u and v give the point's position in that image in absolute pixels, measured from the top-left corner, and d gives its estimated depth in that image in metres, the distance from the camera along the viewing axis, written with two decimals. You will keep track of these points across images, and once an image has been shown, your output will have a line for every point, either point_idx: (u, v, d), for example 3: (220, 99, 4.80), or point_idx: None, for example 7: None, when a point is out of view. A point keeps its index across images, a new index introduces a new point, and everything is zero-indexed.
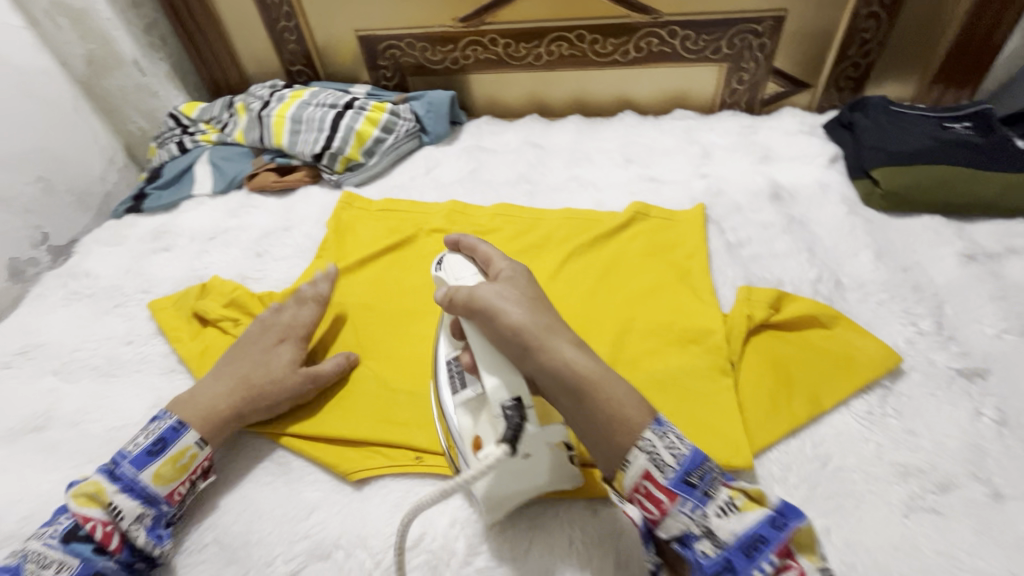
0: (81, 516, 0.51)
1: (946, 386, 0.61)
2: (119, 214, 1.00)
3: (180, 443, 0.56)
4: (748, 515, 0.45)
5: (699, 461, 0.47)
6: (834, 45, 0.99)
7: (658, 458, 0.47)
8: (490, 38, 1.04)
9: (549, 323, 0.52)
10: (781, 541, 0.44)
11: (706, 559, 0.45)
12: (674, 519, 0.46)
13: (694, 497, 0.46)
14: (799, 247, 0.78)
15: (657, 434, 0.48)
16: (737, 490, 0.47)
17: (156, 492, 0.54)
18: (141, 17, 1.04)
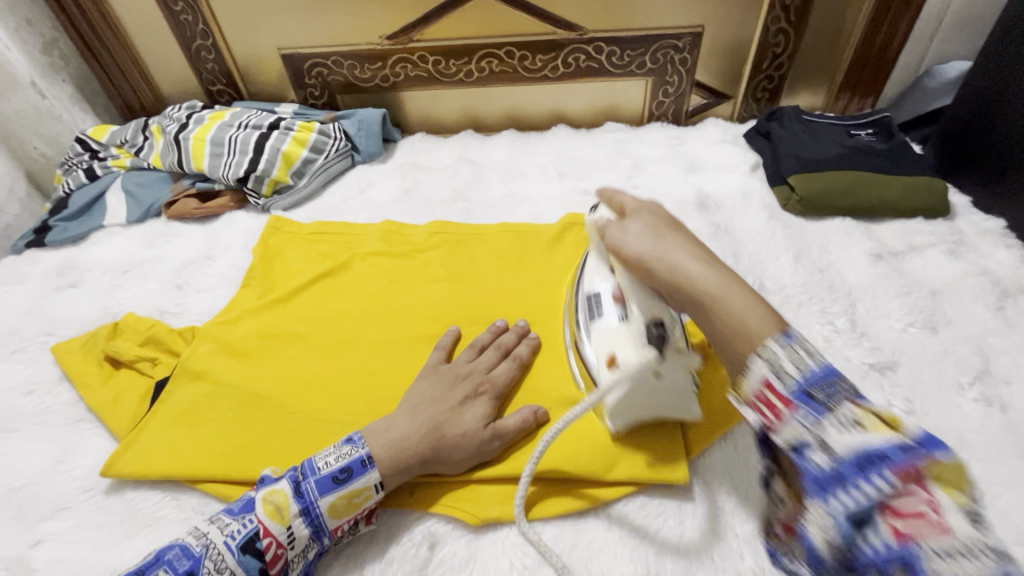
0: (263, 525, 0.49)
1: (860, 381, 0.65)
2: (18, 248, 0.92)
3: (363, 480, 0.52)
4: (875, 436, 0.38)
5: (830, 377, 0.41)
6: (749, 58, 1.04)
7: (778, 368, 0.42)
8: (419, 55, 1.03)
9: (673, 243, 0.51)
10: (910, 464, 0.36)
11: (818, 470, 0.39)
12: (788, 427, 0.41)
13: (811, 408, 0.40)
14: (725, 253, 0.81)
15: (779, 345, 0.43)
16: (868, 410, 0.39)
17: (326, 526, 0.51)
18: (38, 35, 0.97)
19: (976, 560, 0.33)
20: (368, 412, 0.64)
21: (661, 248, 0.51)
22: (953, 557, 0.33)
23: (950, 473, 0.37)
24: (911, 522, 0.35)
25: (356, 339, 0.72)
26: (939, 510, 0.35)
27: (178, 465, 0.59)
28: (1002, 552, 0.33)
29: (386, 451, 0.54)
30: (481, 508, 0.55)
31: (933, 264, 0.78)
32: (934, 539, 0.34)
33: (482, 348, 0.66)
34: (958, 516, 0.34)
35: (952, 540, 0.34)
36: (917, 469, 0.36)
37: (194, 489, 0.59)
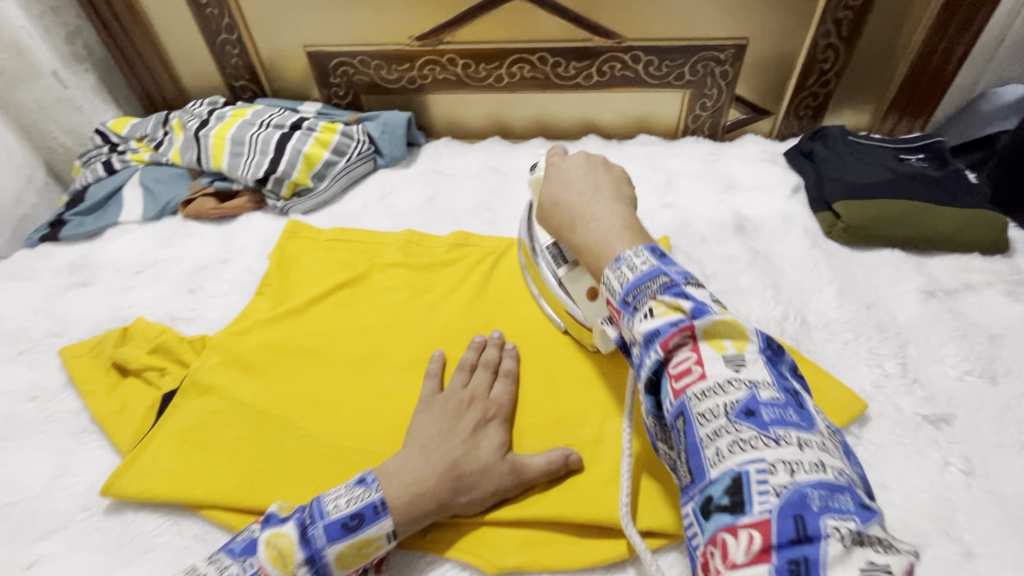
0: (263, 570, 0.45)
1: (912, 433, 0.60)
2: (33, 242, 0.90)
3: (374, 529, 0.48)
4: (662, 321, 0.41)
5: (645, 281, 0.44)
6: (794, 74, 0.99)
7: (609, 287, 0.47)
8: (448, 58, 0.99)
9: (599, 188, 0.57)
10: (676, 335, 0.40)
11: (637, 360, 0.43)
12: (623, 330, 0.45)
13: (628, 313, 0.44)
14: (764, 282, 0.76)
15: (610, 270, 0.47)
16: (660, 300, 0.42)
17: (331, 574, 0.48)
18: (62, 24, 0.95)
19: (723, 392, 0.38)
20: (378, 437, 0.61)
21: (590, 200, 0.55)
22: (705, 396, 0.38)
23: (729, 330, 0.40)
24: (683, 379, 0.39)
25: (370, 359, 0.68)
26: (702, 363, 0.39)
27: (178, 489, 0.56)
28: (754, 381, 0.38)
29: (399, 493, 0.50)
30: (504, 557, 0.52)
31: (991, 306, 0.73)
32: (693, 386, 0.39)
33: (472, 368, 0.63)
34: (717, 365, 0.39)
35: (707, 384, 0.38)
36: (687, 334, 0.40)
37: (197, 515, 0.56)
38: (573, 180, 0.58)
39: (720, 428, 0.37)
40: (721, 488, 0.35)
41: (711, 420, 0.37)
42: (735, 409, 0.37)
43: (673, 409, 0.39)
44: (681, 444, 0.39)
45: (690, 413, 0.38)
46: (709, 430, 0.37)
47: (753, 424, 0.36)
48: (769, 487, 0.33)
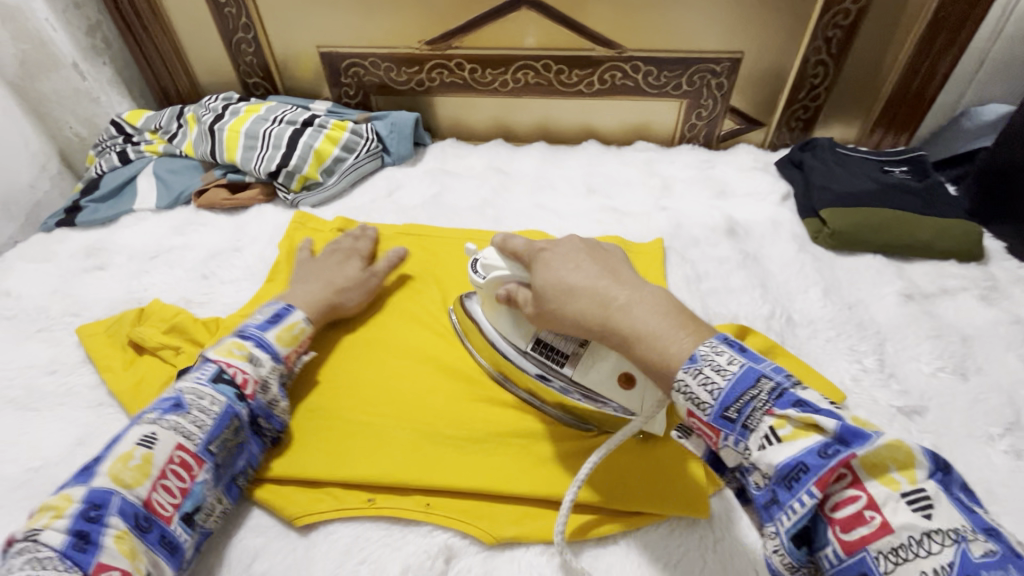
0: (223, 363, 0.58)
1: (888, 423, 0.64)
2: (48, 227, 0.92)
3: (292, 318, 0.66)
4: (797, 445, 0.37)
5: (745, 388, 0.39)
6: (786, 87, 1.04)
7: (693, 397, 0.41)
8: (456, 63, 1.04)
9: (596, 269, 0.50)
10: (833, 472, 0.35)
11: (761, 491, 0.39)
12: (725, 451, 0.41)
13: (735, 431, 0.40)
14: (753, 282, 0.80)
15: (688, 373, 0.41)
16: (783, 418, 0.38)
17: (278, 352, 0.62)
18: (84, 18, 0.98)
19: (921, 547, 0.33)
20: (380, 412, 0.65)
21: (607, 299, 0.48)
22: (899, 555, 0.33)
23: (893, 456, 0.36)
24: (855, 531, 0.35)
25: (379, 342, 0.72)
26: (880, 509, 0.35)
27: None
28: (955, 529, 0.33)
29: None
30: (500, 529, 0.55)
31: (965, 308, 0.77)
32: (879, 541, 0.34)
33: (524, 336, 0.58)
34: (898, 509, 0.34)
35: (896, 538, 0.34)
36: (845, 466, 0.36)
37: None
38: (581, 267, 0.51)
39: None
40: None
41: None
42: (947, 572, 0.32)
43: (842, 564, 0.35)
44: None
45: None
46: None
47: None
48: None
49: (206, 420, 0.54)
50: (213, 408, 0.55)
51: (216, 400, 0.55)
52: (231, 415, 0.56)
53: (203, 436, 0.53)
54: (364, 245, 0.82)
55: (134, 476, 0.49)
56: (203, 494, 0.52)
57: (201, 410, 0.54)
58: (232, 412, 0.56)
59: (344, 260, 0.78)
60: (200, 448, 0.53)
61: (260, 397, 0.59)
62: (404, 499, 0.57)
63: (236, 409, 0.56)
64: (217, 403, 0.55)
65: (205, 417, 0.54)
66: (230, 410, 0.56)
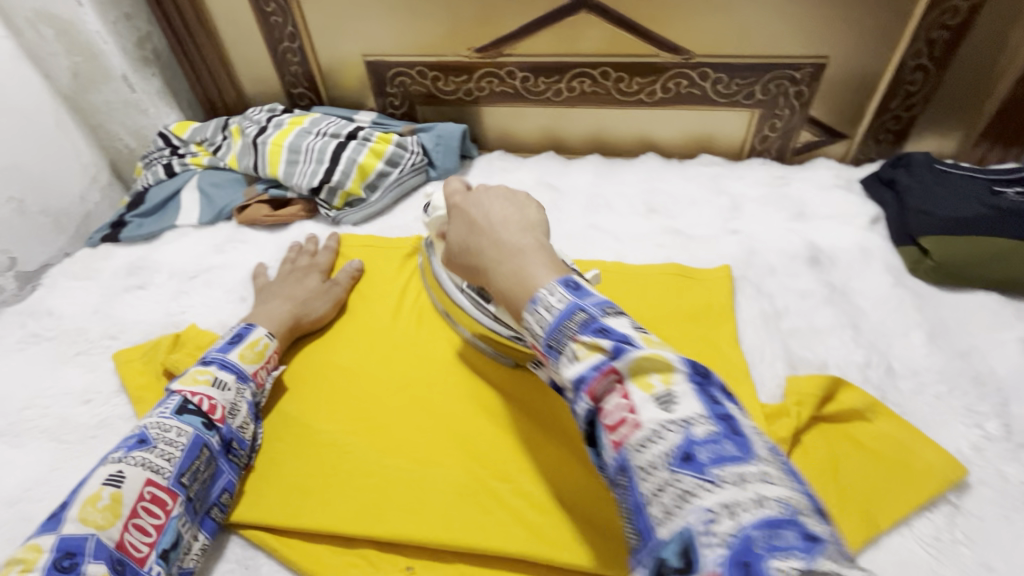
0: (186, 393, 0.55)
1: (1023, 507, 0.53)
2: (94, 241, 0.91)
3: (253, 335, 0.63)
4: (585, 363, 0.38)
5: (564, 319, 0.40)
6: (876, 95, 0.92)
7: (529, 332, 0.43)
8: (507, 71, 0.97)
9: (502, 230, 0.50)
10: (598, 379, 0.37)
11: (571, 401, 0.40)
12: (549, 372, 0.42)
13: (552, 356, 0.41)
14: (843, 322, 0.70)
15: (529, 314, 0.43)
16: (580, 342, 0.39)
17: (244, 371, 0.60)
18: (134, 30, 0.97)
19: (660, 437, 0.34)
20: (421, 459, 0.59)
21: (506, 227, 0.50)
22: (644, 447, 0.34)
23: (654, 364, 0.37)
24: (620, 431, 0.36)
25: (420, 377, 0.66)
26: (634, 409, 0.36)
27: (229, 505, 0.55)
28: (688, 418, 0.34)
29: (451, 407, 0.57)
30: None
31: None
32: (631, 437, 0.35)
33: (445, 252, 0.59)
34: (648, 407, 0.35)
35: (643, 432, 0.35)
36: (614, 373, 0.37)
37: (241, 538, 0.55)
38: (488, 216, 0.52)
39: (663, 481, 0.33)
40: (673, 550, 0.31)
41: (651, 474, 0.33)
42: (672, 454, 0.33)
43: (617, 465, 0.36)
44: (630, 504, 0.35)
45: (631, 467, 0.35)
46: (651, 484, 0.33)
47: (693, 470, 0.32)
48: (715, 538, 0.29)
49: (174, 453, 0.50)
50: (181, 439, 0.51)
51: (183, 431, 0.52)
52: (201, 444, 0.52)
53: (173, 469, 0.50)
54: (324, 258, 0.79)
55: (106, 517, 0.45)
56: (179, 530, 0.49)
57: (167, 443, 0.50)
58: (201, 442, 0.52)
59: (304, 273, 0.76)
60: (171, 481, 0.49)
61: (229, 421, 0.56)
62: (447, 570, 0.51)
63: (205, 437, 0.53)
64: (184, 433, 0.51)
65: (174, 449, 0.50)
66: (200, 440, 0.52)
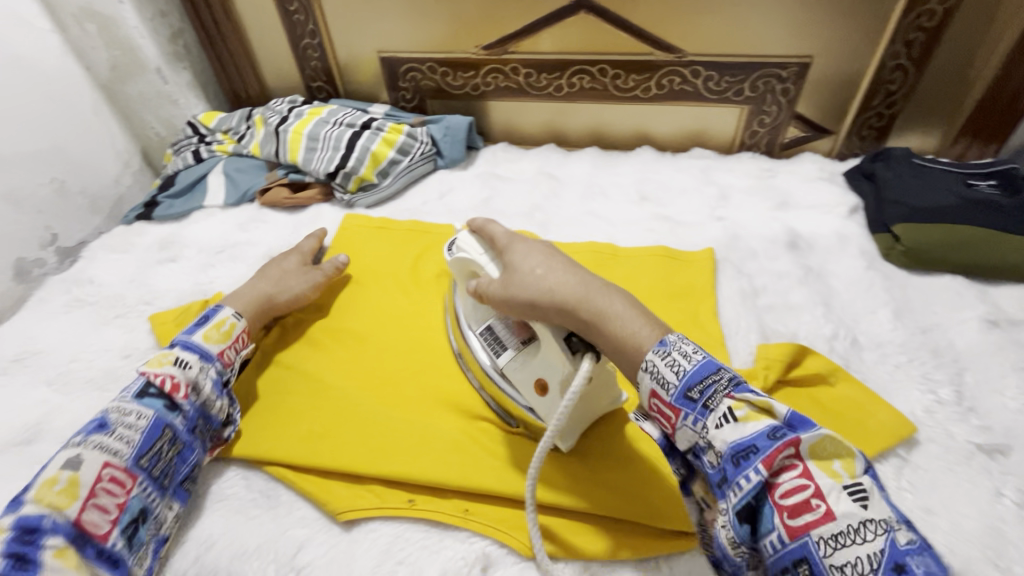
0: (151, 375, 0.59)
1: (965, 462, 0.59)
2: (128, 220, 0.99)
3: (220, 315, 0.67)
4: (750, 426, 0.43)
5: (706, 374, 0.46)
6: (859, 93, 0.98)
7: (659, 377, 0.47)
8: (512, 67, 1.04)
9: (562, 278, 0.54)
10: (775, 449, 0.42)
11: (714, 469, 0.44)
12: (681, 432, 0.47)
13: (696, 412, 0.45)
14: (815, 300, 0.76)
15: (656, 355, 0.48)
16: (741, 402, 0.44)
17: (208, 351, 0.63)
18: (168, 26, 1.05)
19: (857, 535, 0.39)
20: (422, 410, 0.66)
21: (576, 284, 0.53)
22: (839, 542, 0.39)
23: (836, 448, 0.42)
24: (802, 515, 0.40)
25: (424, 341, 0.73)
26: (810, 476, 0.41)
27: (254, 446, 0.63)
28: (888, 523, 0.39)
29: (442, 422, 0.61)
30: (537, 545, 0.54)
31: None
32: (814, 518, 0.39)
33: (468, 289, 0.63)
34: (839, 495, 0.40)
35: (836, 523, 0.39)
36: (793, 448, 0.42)
37: (264, 473, 0.62)
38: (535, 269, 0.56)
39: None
40: None
41: (852, 575, 0.38)
42: (882, 561, 0.38)
43: (784, 549, 0.40)
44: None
45: (813, 554, 0.39)
46: (849, 575, 0.38)
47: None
48: None
49: (133, 435, 0.54)
50: (141, 422, 0.55)
51: (142, 415, 0.56)
52: (162, 425, 0.56)
53: (132, 450, 0.54)
54: (309, 242, 0.84)
55: (65, 497, 0.49)
56: (146, 501, 0.54)
57: (127, 426, 0.55)
58: (162, 424, 0.56)
59: (283, 256, 0.81)
60: (131, 461, 0.53)
61: (195, 399, 0.60)
62: (444, 503, 0.58)
63: (168, 419, 0.57)
64: (144, 417, 0.56)
65: (133, 432, 0.54)
66: (160, 422, 0.56)
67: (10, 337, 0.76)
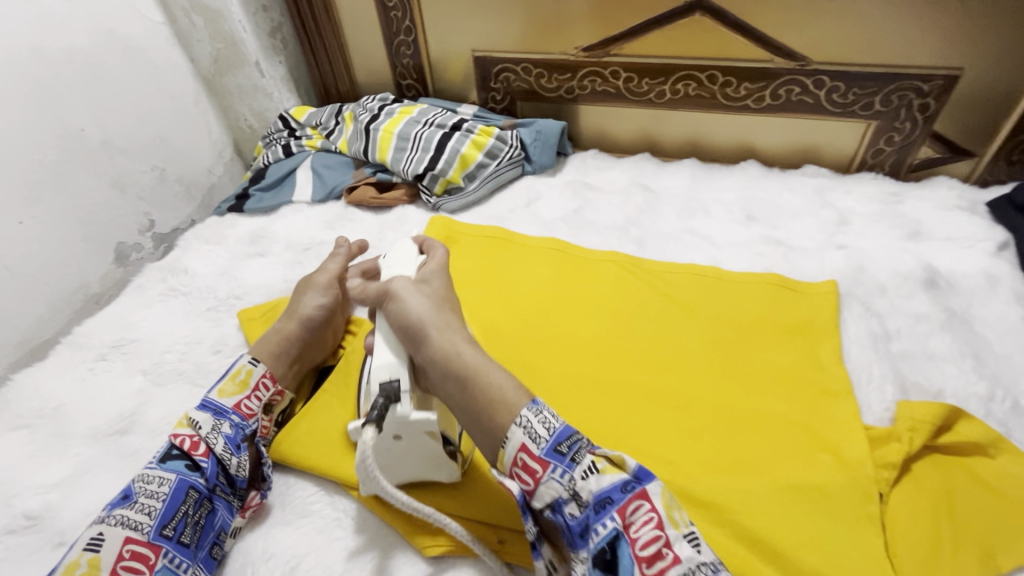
0: (170, 438, 0.56)
1: None
2: (221, 211, 1.01)
3: (235, 365, 0.63)
4: (608, 478, 0.44)
5: (573, 431, 0.47)
6: (1015, 112, 0.84)
7: (533, 432, 0.47)
8: (612, 70, 0.98)
9: (449, 321, 0.55)
10: (628, 499, 0.43)
11: (574, 521, 0.44)
12: (546, 487, 0.45)
13: (563, 465, 0.45)
14: (962, 351, 0.66)
15: (529, 411, 0.48)
16: (600, 454, 0.46)
17: (223, 405, 0.60)
18: (269, 20, 1.06)
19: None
20: None
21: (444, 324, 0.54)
22: None
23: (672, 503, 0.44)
24: (656, 565, 0.40)
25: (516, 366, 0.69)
26: (672, 544, 0.41)
27: (338, 461, 0.60)
28: (715, 563, 0.41)
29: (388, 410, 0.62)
30: None
31: None
32: (672, 570, 0.40)
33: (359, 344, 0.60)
34: (682, 543, 0.41)
35: (683, 567, 0.40)
36: (645, 500, 0.43)
37: (347, 491, 0.59)
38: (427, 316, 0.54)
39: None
40: None
41: None
42: None
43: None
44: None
45: None
46: None
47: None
48: None
49: (155, 504, 0.51)
50: (163, 489, 0.52)
51: (165, 479, 0.52)
52: (186, 487, 0.53)
53: (153, 523, 0.50)
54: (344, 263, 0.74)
55: None
56: None
57: (149, 494, 0.51)
58: (186, 486, 0.52)
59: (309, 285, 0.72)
60: (153, 534, 0.49)
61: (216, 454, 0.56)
62: None
63: (191, 478, 0.53)
64: (166, 480, 0.52)
65: (155, 501, 0.51)
66: (184, 483, 0.53)
67: (110, 323, 0.78)
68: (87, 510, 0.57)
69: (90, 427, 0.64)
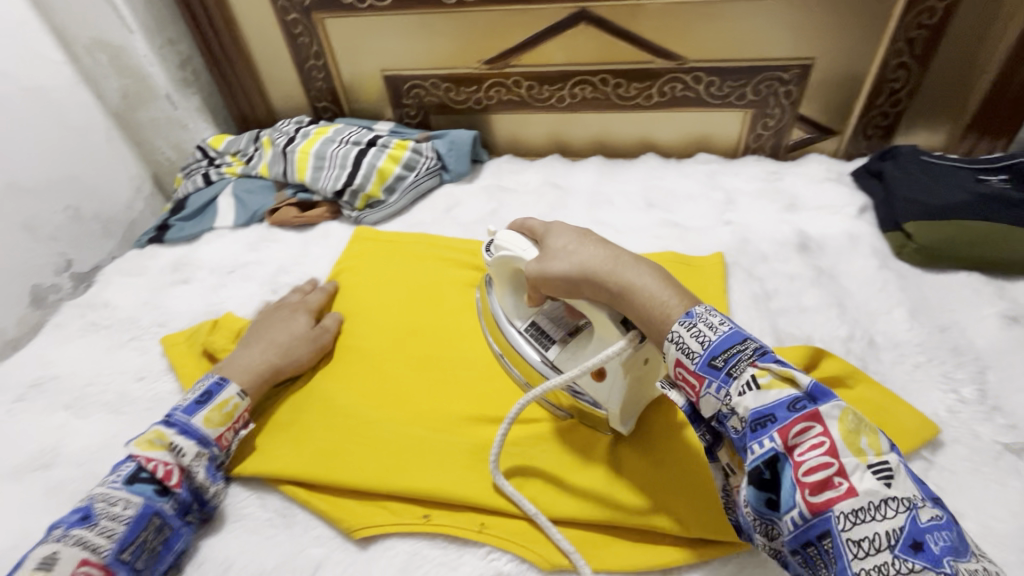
0: (143, 458, 0.57)
1: (993, 462, 0.58)
2: (141, 243, 1.00)
3: (223, 394, 0.63)
4: (771, 395, 0.43)
5: (733, 343, 0.47)
6: (862, 94, 0.97)
7: (685, 346, 0.48)
8: (514, 80, 1.05)
9: (595, 251, 0.56)
10: (794, 421, 0.42)
11: (738, 434, 0.45)
12: (704, 398, 0.47)
13: (719, 378, 0.46)
14: (829, 301, 0.75)
15: (684, 325, 0.48)
16: (764, 369, 0.44)
17: (207, 435, 0.60)
18: (177, 53, 1.08)
19: (880, 511, 0.38)
20: (440, 425, 0.66)
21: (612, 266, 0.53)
22: (861, 518, 0.38)
23: (866, 430, 0.42)
24: (825, 493, 0.39)
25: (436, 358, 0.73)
26: (848, 476, 0.40)
27: (266, 465, 0.62)
28: (911, 499, 0.39)
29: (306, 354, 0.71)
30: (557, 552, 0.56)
31: None
32: (843, 502, 0.39)
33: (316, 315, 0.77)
34: (866, 477, 0.39)
35: (859, 501, 0.39)
36: (815, 419, 0.42)
37: (277, 490, 0.62)
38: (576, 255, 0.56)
39: (885, 561, 0.37)
40: None
41: (870, 550, 0.38)
42: (900, 540, 0.37)
43: (809, 524, 0.40)
44: (826, 561, 0.39)
45: (837, 533, 0.39)
46: (865, 560, 0.37)
47: (920, 557, 0.37)
48: None
49: (117, 528, 0.52)
50: (127, 512, 0.53)
51: (130, 502, 0.54)
52: (151, 513, 0.54)
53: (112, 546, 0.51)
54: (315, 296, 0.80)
55: None
56: None
57: (112, 517, 0.52)
58: (150, 512, 0.54)
59: (291, 313, 0.75)
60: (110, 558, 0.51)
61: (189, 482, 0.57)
62: (460, 518, 0.58)
63: (157, 504, 0.55)
64: (131, 504, 0.54)
65: (116, 525, 0.52)
66: (149, 509, 0.54)
67: (27, 363, 0.77)
68: (12, 545, 0.57)
69: (11, 466, 0.64)
